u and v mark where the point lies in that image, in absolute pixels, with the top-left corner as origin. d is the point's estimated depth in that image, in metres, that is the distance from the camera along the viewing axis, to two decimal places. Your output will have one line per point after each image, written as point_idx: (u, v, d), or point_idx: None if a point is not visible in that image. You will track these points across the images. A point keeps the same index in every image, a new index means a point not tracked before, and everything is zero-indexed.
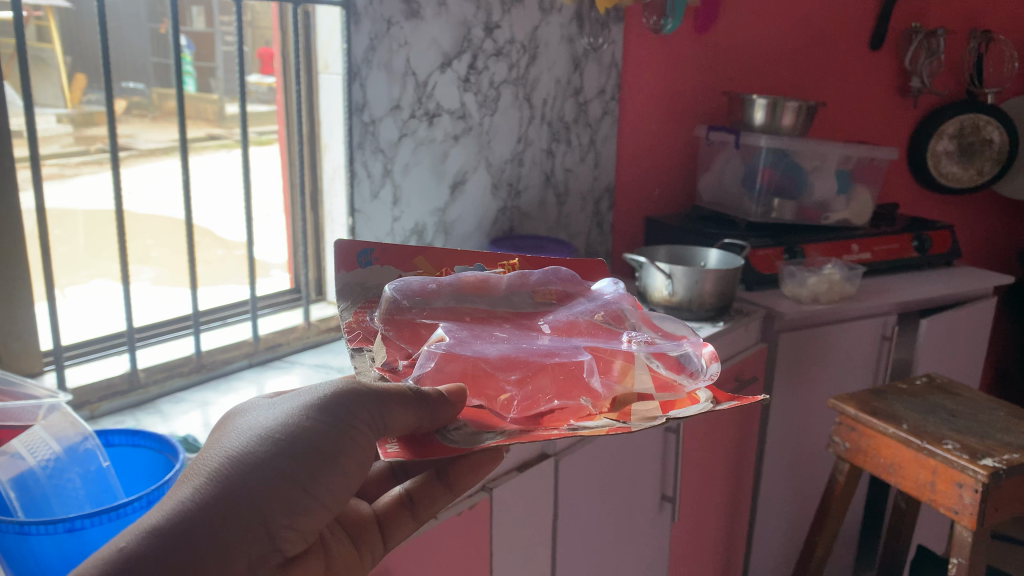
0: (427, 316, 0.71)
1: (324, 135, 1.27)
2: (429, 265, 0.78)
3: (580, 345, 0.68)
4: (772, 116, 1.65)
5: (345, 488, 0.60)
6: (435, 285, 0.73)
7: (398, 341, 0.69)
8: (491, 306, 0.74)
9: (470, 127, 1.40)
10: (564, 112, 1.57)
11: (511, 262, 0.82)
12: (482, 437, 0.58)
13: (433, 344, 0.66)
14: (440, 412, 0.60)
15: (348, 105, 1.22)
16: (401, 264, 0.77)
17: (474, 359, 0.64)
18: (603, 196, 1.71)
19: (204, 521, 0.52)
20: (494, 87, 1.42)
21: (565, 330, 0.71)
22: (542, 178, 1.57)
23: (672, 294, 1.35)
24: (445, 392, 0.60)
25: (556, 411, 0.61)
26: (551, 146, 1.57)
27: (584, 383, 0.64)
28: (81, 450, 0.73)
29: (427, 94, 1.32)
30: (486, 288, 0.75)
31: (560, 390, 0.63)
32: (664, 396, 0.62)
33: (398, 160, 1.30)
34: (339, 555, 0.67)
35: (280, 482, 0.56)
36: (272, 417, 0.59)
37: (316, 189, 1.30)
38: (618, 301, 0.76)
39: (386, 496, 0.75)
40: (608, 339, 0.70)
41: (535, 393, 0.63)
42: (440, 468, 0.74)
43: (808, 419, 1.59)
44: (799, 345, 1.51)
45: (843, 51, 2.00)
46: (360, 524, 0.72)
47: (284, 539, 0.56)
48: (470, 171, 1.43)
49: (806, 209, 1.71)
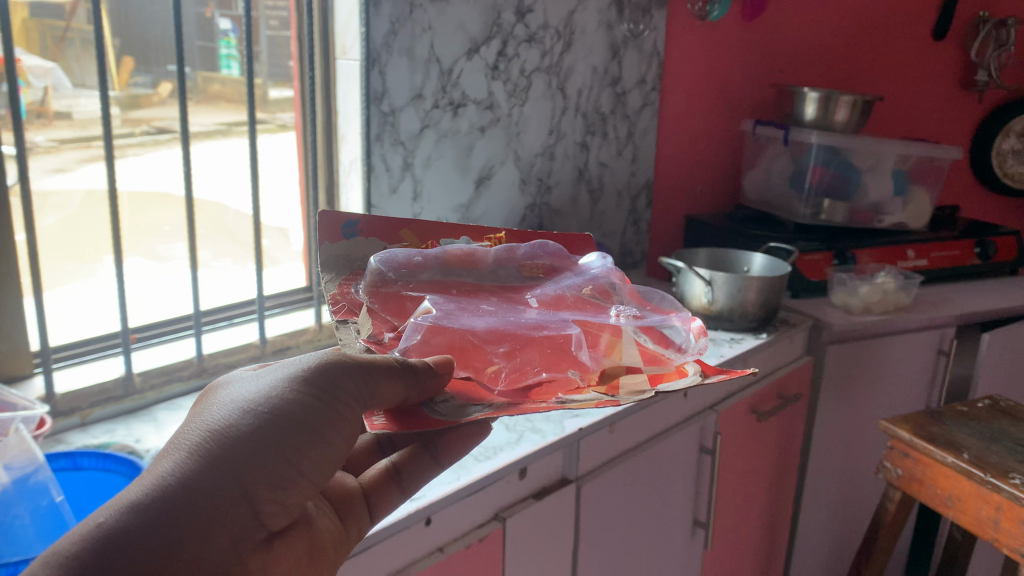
0: (412, 288, 0.68)
1: (341, 125, 1.18)
2: (417, 238, 0.75)
3: (568, 318, 0.67)
4: (824, 111, 1.54)
5: (329, 465, 0.57)
6: (421, 258, 0.71)
7: (384, 313, 0.66)
8: (478, 280, 0.72)
9: (499, 119, 1.32)
10: (600, 103, 1.47)
11: (498, 235, 0.79)
12: (465, 409, 0.55)
13: (419, 316, 0.63)
14: (428, 383, 0.56)
15: (366, 93, 1.13)
16: (389, 236, 0.74)
17: (460, 331, 0.61)
18: (640, 192, 1.61)
19: (185, 497, 0.49)
20: (525, 75, 1.33)
21: (552, 303, 0.69)
22: (575, 173, 1.48)
23: (711, 302, 1.25)
24: (433, 363, 0.56)
25: (544, 384, 0.59)
26: (585, 138, 1.47)
27: (573, 356, 0.62)
28: (30, 482, 0.68)
29: (452, 82, 1.23)
30: (471, 261, 0.73)
31: (547, 362, 0.61)
32: (653, 370, 0.61)
33: (419, 152, 1.22)
34: (324, 528, 0.63)
35: (263, 457, 0.52)
36: (255, 389, 0.55)
37: (332, 182, 1.22)
38: (606, 278, 0.74)
39: (372, 469, 0.70)
40: (595, 314, 0.68)
41: (523, 366, 0.60)
42: (428, 443, 0.69)
43: (855, 437, 1.48)
44: (847, 358, 1.41)
45: (903, 41, 1.86)
46: (346, 499, 0.68)
47: (268, 515, 0.53)
48: (497, 164, 1.34)
49: (858, 211, 1.59)
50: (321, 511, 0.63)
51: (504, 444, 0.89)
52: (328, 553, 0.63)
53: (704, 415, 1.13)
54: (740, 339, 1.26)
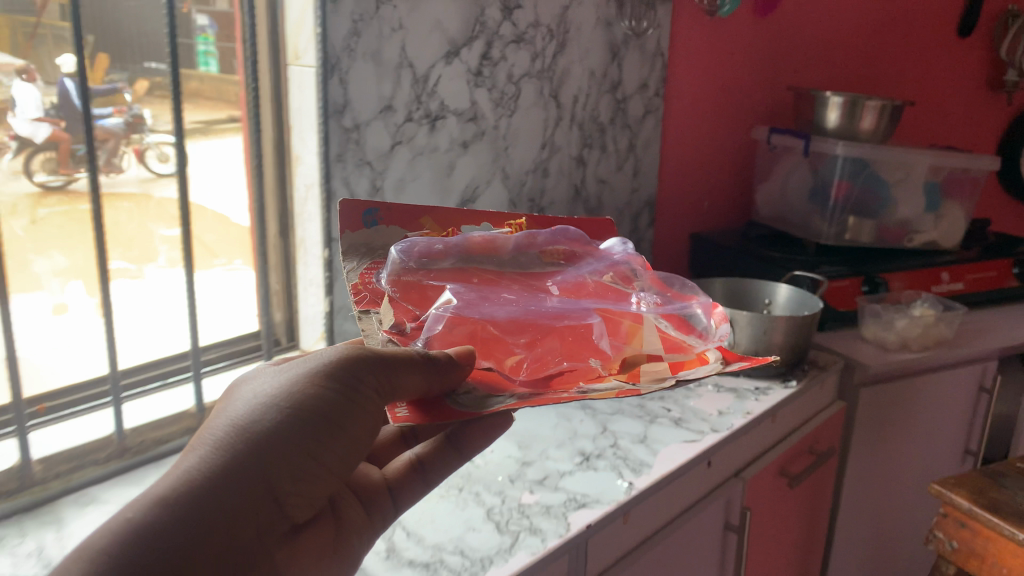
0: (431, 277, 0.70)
1: (295, 144, 0.99)
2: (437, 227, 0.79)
3: (592, 306, 0.71)
4: (849, 117, 1.36)
5: (349, 456, 0.58)
6: (440, 247, 0.73)
7: (406, 302, 0.69)
8: (499, 267, 0.77)
9: (483, 132, 1.13)
10: (599, 112, 1.29)
11: (518, 221, 0.82)
12: (488, 399, 0.56)
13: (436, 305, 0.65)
14: (449, 375, 0.55)
15: (324, 106, 0.94)
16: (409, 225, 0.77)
17: (479, 322, 0.65)
18: (643, 209, 1.43)
19: (213, 493, 0.49)
20: (513, 81, 1.15)
21: (575, 290, 0.75)
22: (571, 192, 1.30)
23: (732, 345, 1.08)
24: (452, 355, 0.56)
25: (568, 371, 0.63)
26: (582, 152, 1.29)
27: (595, 346, 0.66)
28: None
29: (428, 90, 1.05)
30: (492, 247, 0.78)
31: (568, 351, 0.65)
32: (670, 357, 0.66)
33: (390, 174, 1.03)
34: (350, 520, 0.65)
35: (286, 452, 0.53)
36: (275, 385, 0.55)
37: (287, 211, 1.03)
38: (626, 263, 0.81)
39: (395, 462, 0.72)
40: (615, 301, 0.74)
41: (545, 355, 0.64)
42: (451, 434, 0.72)
43: (888, 485, 1.31)
44: (883, 401, 1.23)
45: (928, 38, 1.69)
46: (370, 492, 0.69)
47: (291, 507, 0.55)
48: (482, 185, 1.16)
49: (887, 229, 1.41)
50: (346, 502, 0.66)
51: (494, 554, 0.70)
52: (350, 544, 0.64)
53: (729, 486, 0.96)
54: (766, 387, 1.08)
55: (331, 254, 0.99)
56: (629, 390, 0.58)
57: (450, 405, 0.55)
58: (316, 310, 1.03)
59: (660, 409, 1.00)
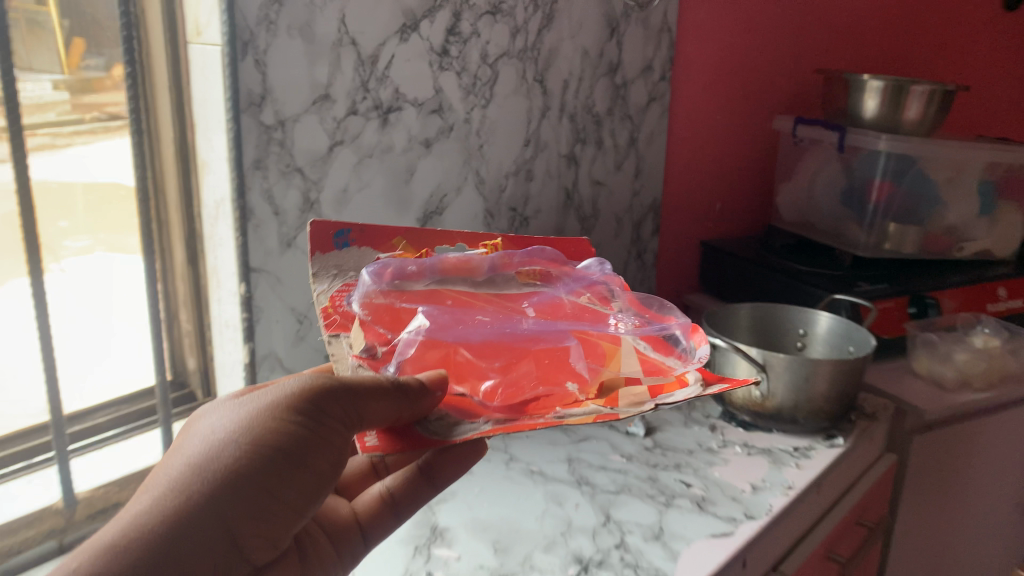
0: (403, 299, 0.65)
1: (200, 146, 0.75)
2: (409, 248, 0.73)
3: (567, 328, 0.65)
4: (892, 104, 1.13)
5: (315, 490, 0.55)
6: (415, 267, 0.69)
7: (377, 325, 0.63)
8: (474, 287, 0.71)
9: (450, 128, 0.90)
10: (594, 100, 1.07)
11: (493, 242, 0.78)
12: (456, 425, 0.52)
13: (413, 327, 0.61)
14: (420, 403, 0.52)
15: (234, 96, 0.71)
16: (381, 244, 0.73)
17: (454, 346, 0.61)
18: (646, 215, 1.21)
19: (165, 538, 0.47)
20: (488, 63, 0.92)
21: (549, 312, 0.67)
22: (560, 197, 1.07)
23: (766, 396, 0.86)
24: (421, 380, 0.53)
25: (544, 397, 0.57)
26: (574, 149, 1.07)
27: (571, 367, 0.61)
28: None
29: (377, 75, 0.82)
30: (468, 268, 0.72)
31: (544, 376, 0.60)
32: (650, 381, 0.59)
33: (329, 184, 0.81)
34: (316, 555, 0.61)
35: (246, 491, 0.50)
36: (235, 419, 0.53)
37: (195, 232, 0.79)
38: (603, 284, 0.74)
39: (364, 498, 0.67)
40: (592, 323, 0.67)
41: (521, 381, 0.59)
42: (425, 465, 0.66)
43: (939, 546, 1.10)
44: (940, 452, 1.02)
45: (973, 10, 1.47)
46: (338, 529, 0.65)
47: (252, 547, 0.52)
48: (451, 192, 0.93)
49: (932, 237, 1.18)
50: (314, 538, 0.62)
51: None
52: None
53: None
54: (808, 447, 0.86)
55: (250, 288, 0.76)
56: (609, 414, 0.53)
57: (422, 432, 0.52)
58: (233, 361, 0.80)
59: (677, 484, 0.78)
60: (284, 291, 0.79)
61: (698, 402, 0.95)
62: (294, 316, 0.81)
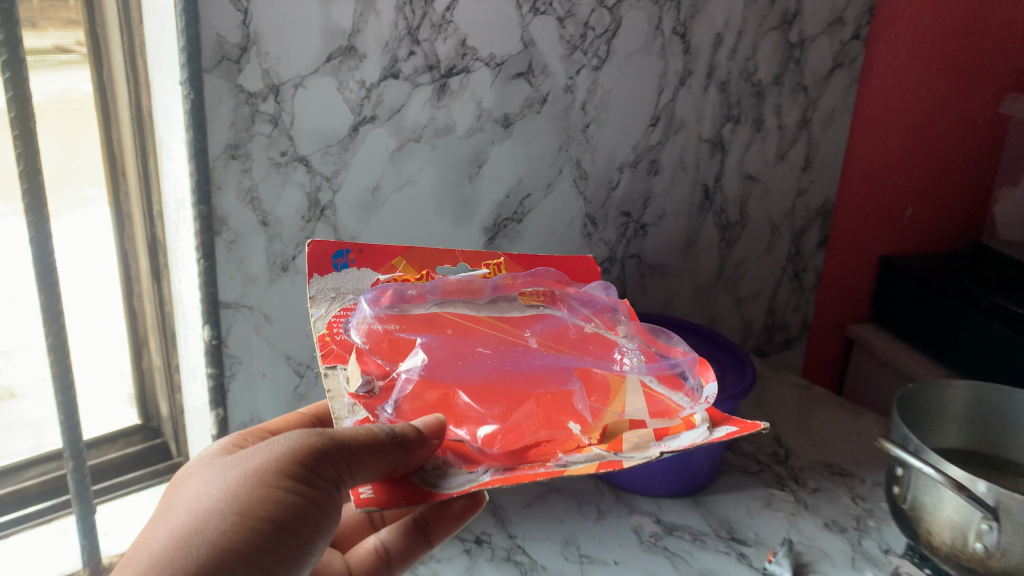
0: (400, 326, 0.50)
1: (158, 118, 0.51)
2: (413, 267, 0.54)
3: (569, 364, 0.51)
4: None
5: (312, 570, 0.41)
6: (415, 291, 0.52)
7: (375, 355, 0.48)
8: (474, 311, 0.54)
9: (544, 99, 0.62)
10: (757, 63, 0.76)
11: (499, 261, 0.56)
12: (449, 475, 0.41)
13: (408, 367, 0.47)
14: (419, 455, 0.41)
15: (193, 47, 0.45)
16: (380, 266, 0.53)
17: (451, 386, 0.47)
18: (811, 221, 0.89)
19: None
20: (606, 6, 0.62)
21: (551, 338, 0.53)
22: (696, 197, 0.77)
23: (992, 552, 0.54)
24: (421, 429, 0.41)
25: (541, 444, 0.44)
26: (723, 130, 0.76)
27: (574, 407, 0.47)
28: None
29: (434, 18, 0.54)
30: (467, 289, 0.54)
31: (543, 420, 0.46)
32: (656, 424, 0.45)
33: (351, 179, 0.55)
34: None
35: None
36: (218, 485, 0.40)
37: (160, 244, 0.56)
38: (613, 307, 0.57)
39: (359, 550, 0.53)
40: (596, 357, 0.52)
41: (518, 426, 0.45)
42: (420, 518, 0.51)
43: None
44: None
45: None
46: None
47: None
48: (540, 190, 0.65)
49: None
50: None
51: None
52: None
53: None
54: None
55: (220, 332, 0.52)
56: (611, 465, 0.40)
57: (417, 485, 0.40)
58: (202, 422, 0.57)
59: None
60: (276, 334, 0.55)
61: (871, 522, 0.65)
62: (290, 368, 0.57)
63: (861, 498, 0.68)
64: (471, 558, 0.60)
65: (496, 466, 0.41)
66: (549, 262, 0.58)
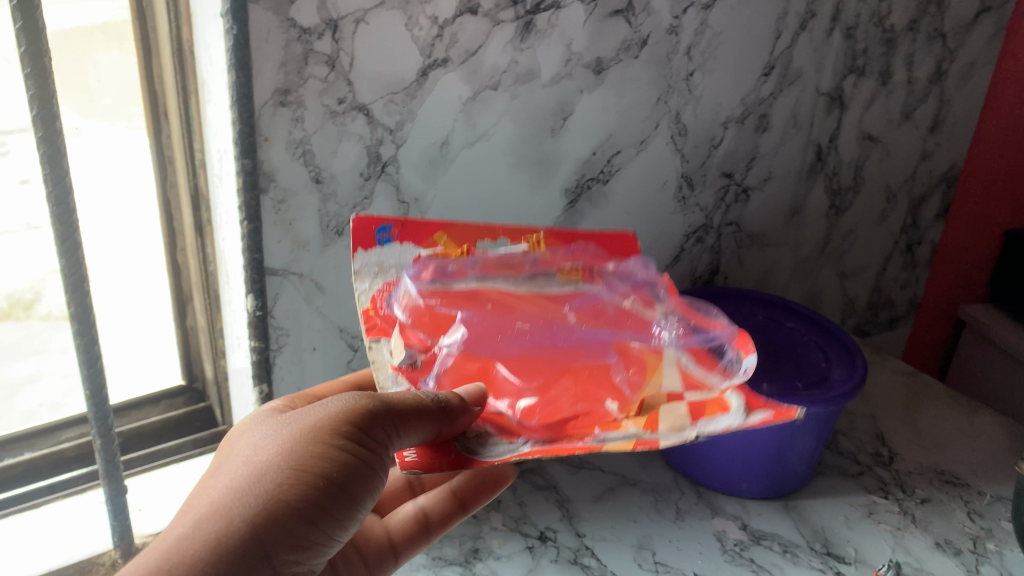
0: (441, 300, 0.43)
1: (200, 54, 0.44)
2: (454, 243, 0.46)
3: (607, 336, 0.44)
4: None
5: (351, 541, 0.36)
6: (456, 265, 0.45)
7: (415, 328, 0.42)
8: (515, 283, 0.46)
9: (643, 42, 0.53)
10: (892, 5, 0.65)
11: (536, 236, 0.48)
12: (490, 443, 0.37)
13: (450, 341, 0.42)
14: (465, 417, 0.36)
15: None
16: (423, 240, 0.45)
17: (490, 361, 0.42)
18: (933, 189, 0.78)
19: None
20: None
21: (581, 306, 0.46)
22: (807, 158, 0.68)
23: None
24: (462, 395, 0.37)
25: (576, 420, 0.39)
26: (844, 81, 0.66)
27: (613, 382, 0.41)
28: None
29: None
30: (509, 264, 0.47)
31: (580, 392, 0.40)
32: (693, 398, 0.39)
33: (420, 132, 0.48)
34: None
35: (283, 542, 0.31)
36: (256, 446, 0.34)
37: (203, 198, 0.50)
38: (652, 282, 0.49)
39: (395, 515, 0.46)
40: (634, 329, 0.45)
41: (557, 404, 0.40)
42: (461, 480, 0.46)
43: None
44: None
45: None
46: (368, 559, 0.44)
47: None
48: (631, 146, 0.57)
49: None
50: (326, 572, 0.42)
51: None
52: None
53: None
54: None
55: (265, 302, 0.47)
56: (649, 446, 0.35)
57: (460, 453, 0.36)
58: (245, 396, 0.52)
59: None
60: (328, 304, 0.49)
61: (990, 544, 0.57)
62: (342, 342, 0.51)
63: (978, 515, 0.60)
64: (534, 558, 0.54)
65: (536, 437, 0.37)
66: (589, 241, 0.50)
